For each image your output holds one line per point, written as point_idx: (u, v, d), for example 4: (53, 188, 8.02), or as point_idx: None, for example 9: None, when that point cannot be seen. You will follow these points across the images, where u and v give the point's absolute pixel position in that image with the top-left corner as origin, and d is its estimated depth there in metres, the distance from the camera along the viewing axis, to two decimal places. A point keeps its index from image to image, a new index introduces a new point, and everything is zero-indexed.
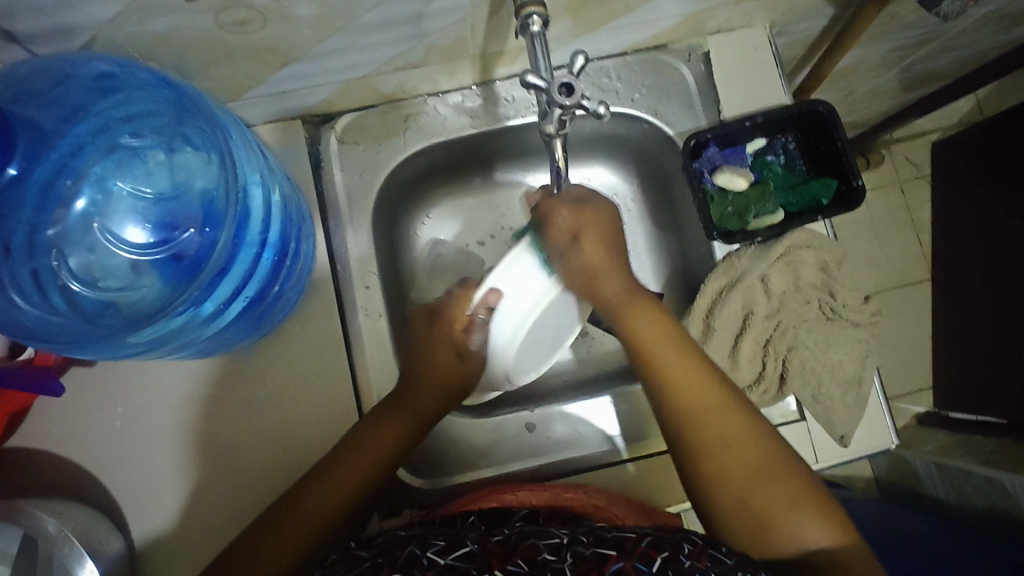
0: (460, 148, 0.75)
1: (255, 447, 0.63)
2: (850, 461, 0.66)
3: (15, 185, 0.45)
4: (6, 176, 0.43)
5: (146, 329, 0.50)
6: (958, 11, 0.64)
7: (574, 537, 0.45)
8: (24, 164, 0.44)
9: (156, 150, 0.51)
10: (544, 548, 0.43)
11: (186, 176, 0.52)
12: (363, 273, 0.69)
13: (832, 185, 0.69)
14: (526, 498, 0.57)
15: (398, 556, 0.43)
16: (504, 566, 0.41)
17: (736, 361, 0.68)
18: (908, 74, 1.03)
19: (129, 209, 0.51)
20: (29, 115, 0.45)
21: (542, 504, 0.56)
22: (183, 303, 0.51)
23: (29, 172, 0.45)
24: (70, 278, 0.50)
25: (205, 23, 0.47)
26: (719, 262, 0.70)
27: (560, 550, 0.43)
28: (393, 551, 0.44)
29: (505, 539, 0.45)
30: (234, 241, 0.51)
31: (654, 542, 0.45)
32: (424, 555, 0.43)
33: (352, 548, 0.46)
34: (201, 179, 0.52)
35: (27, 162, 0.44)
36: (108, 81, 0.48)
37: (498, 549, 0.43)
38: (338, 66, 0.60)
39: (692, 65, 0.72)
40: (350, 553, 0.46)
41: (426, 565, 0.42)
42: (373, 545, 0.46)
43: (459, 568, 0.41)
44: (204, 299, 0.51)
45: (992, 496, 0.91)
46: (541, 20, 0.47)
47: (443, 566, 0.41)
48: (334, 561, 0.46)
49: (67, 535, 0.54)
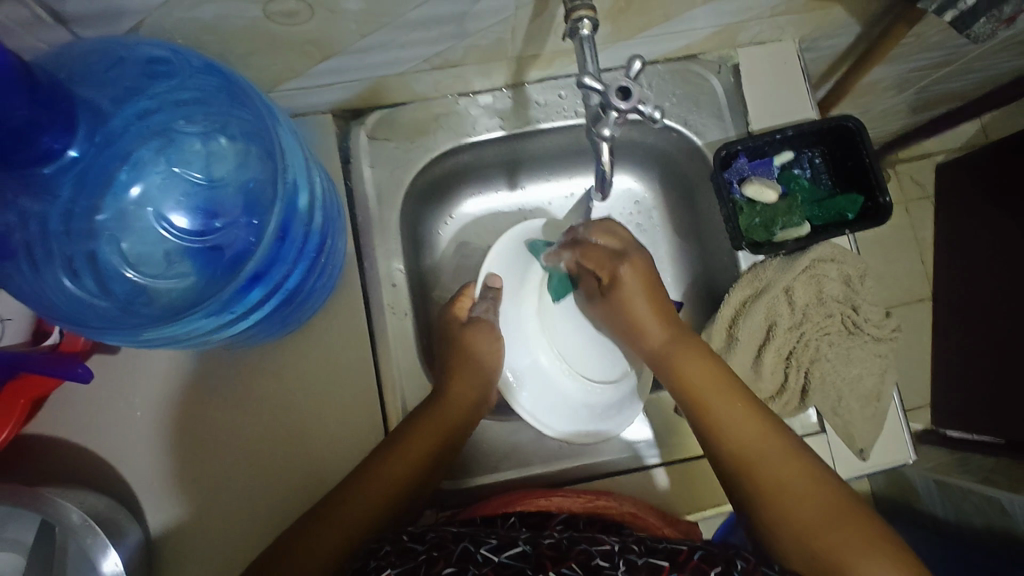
0: (488, 150, 0.75)
1: (279, 441, 0.63)
2: (867, 475, 0.67)
3: (73, 165, 0.46)
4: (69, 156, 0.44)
5: (171, 326, 0.46)
6: (988, 33, 0.65)
7: (624, 545, 0.46)
8: (84, 148, 0.46)
9: (208, 138, 0.51)
10: (596, 553, 0.44)
11: (236, 167, 0.51)
12: (389, 270, 0.69)
13: (858, 200, 0.69)
14: (563, 503, 0.57)
15: (452, 551, 0.44)
16: (558, 571, 0.42)
17: (758, 371, 0.69)
18: (922, 95, 1.04)
19: (179, 196, 0.51)
20: (85, 96, 0.45)
21: (580, 511, 0.57)
22: (216, 304, 0.48)
23: (87, 155, 0.47)
24: (109, 262, 0.49)
25: (255, 12, 0.47)
26: (744, 272, 0.71)
27: (612, 556, 0.44)
28: (447, 545, 0.45)
29: (557, 542, 0.46)
30: (278, 236, 0.50)
31: (707, 555, 0.44)
32: (478, 552, 0.44)
33: (405, 539, 0.46)
34: (252, 171, 0.51)
35: (87, 143, 0.46)
36: (161, 65, 0.47)
37: (551, 551, 0.44)
38: (376, 62, 0.60)
39: (722, 76, 0.73)
40: (404, 544, 0.45)
41: (481, 562, 0.42)
42: (426, 538, 0.46)
43: (513, 567, 0.42)
44: (238, 301, 0.49)
45: (991, 514, 0.92)
46: (591, 24, 0.48)
47: (498, 564, 0.42)
48: (388, 552, 0.45)
49: (91, 525, 0.53)
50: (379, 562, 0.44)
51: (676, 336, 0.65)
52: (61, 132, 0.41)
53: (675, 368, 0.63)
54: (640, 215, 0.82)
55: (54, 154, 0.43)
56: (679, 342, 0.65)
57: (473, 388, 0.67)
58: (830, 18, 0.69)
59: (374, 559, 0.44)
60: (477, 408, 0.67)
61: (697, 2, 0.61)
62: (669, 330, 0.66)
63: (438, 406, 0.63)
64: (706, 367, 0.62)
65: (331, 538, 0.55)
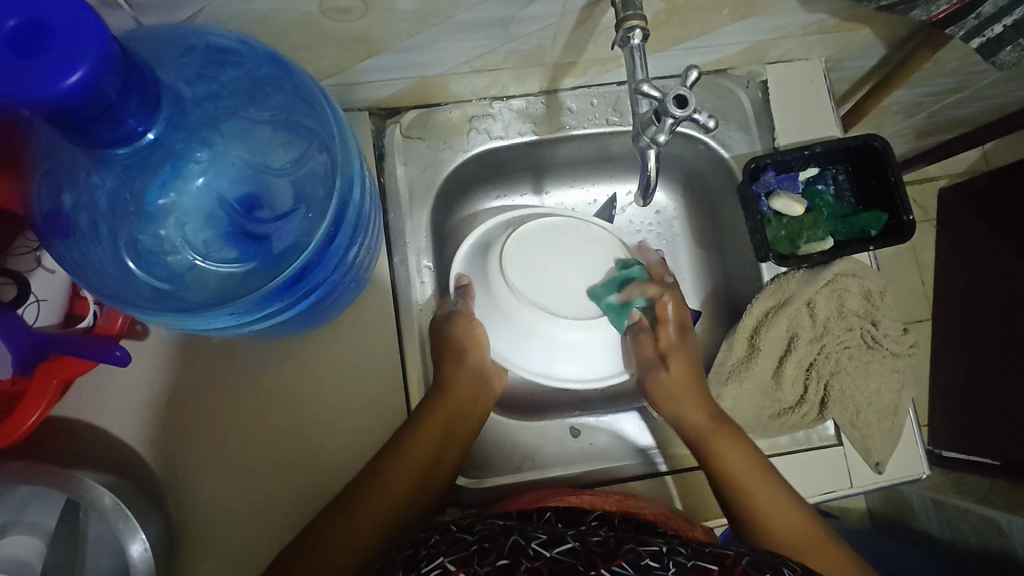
0: (518, 154, 0.76)
1: (305, 436, 0.63)
2: (884, 487, 0.68)
3: (144, 150, 0.42)
4: (143, 141, 0.39)
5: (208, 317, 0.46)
6: (1012, 61, 0.67)
7: (672, 547, 0.47)
8: (161, 131, 0.41)
9: (269, 128, 0.49)
10: (646, 554, 0.45)
11: (295, 160, 0.50)
12: (417, 269, 0.70)
13: (882, 217, 0.71)
14: (595, 501, 0.58)
15: (503, 543, 0.45)
16: (609, 566, 0.43)
17: (778, 381, 0.70)
18: (934, 120, 1.06)
19: (233, 181, 0.49)
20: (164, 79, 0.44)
21: (615, 509, 0.58)
22: (254, 298, 0.48)
23: (162, 138, 0.42)
24: (151, 244, 0.48)
25: (311, 7, 0.48)
26: (767, 283, 0.72)
27: (662, 557, 0.45)
28: (497, 538, 0.46)
29: (603, 540, 0.47)
30: (326, 239, 0.49)
31: (754, 563, 0.46)
32: (529, 546, 0.45)
33: (452, 530, 0.48)
34: (308, 166, 0.50)
35: (166, 126, 0.41)
36: (231, 56, 0.47)
37: (600, 548, 0.45)
38: (418, 62, 0.61)
39: (750, 91, 0.75)
40: (451, 535, 0.47)
41: (533, 556, 0.44)
42: (476, 530, 0.48)
43: (566, 561, 0.43)
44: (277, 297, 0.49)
45: (986, 533, 0.94)
46: (642, 33, 0.49)
47: (550, 558, 0.43)
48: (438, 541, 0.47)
49: (123, 508, 0.52)
50: (430, 550, 0.45)
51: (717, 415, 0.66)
52: (141, 114, 0.37)
53: (714, 453, 0.63)
54: (661, 225, 0.83)
55: (132, 140, 0.38)
56: (718, 421, 0.65)
57: (477, 380, 0.66)
58: (858, 40, 0.70)
59: (425, 548, 0.46)
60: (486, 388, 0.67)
61: (735, 17, 0.62)
62: (710, 411, 0.66)
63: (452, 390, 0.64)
64: (745, 456, 0.62)
65: (358, 525, 0.55)
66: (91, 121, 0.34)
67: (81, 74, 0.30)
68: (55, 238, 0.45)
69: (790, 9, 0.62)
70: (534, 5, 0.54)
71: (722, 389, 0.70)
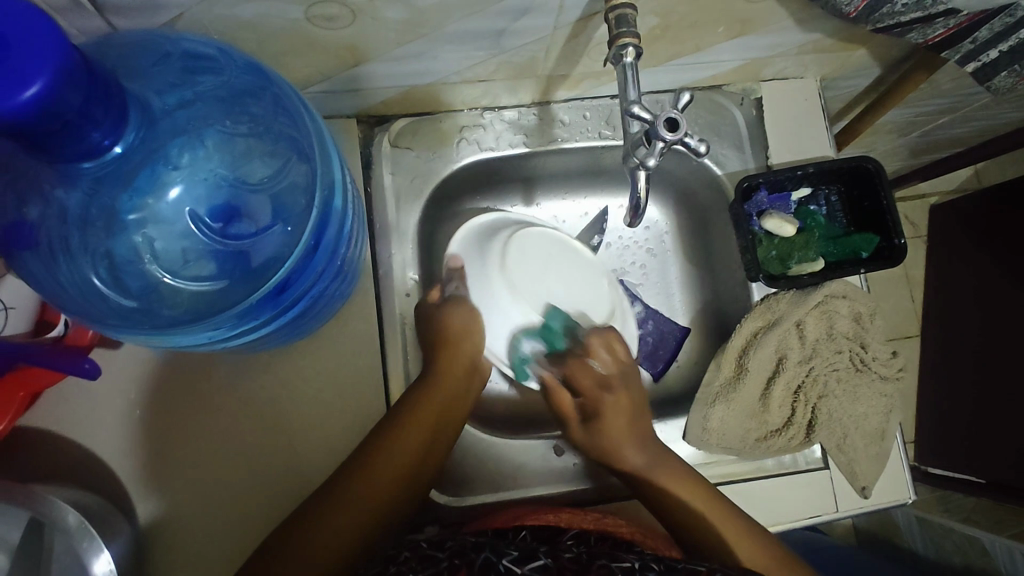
0: (508, 165, 0.74)
1: (280, 450, 0.61)
2: (868, 513, 0.67)
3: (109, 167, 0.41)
4: (109, 155, 0.38)
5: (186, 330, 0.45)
6: (1008, 87, 0.67)
7: (644, 563, 0.48)
8: (129, 146, 0.40)
9: (248, 139, 0.48)
10: (616, 571, 0.46)
11: (274, 172, 0.49)
12: (402, 280, 0.68)
13: (874, 240, 0.70)
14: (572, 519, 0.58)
15: (475, 560, 0.46)
16: None
17: (766, 404, 0.69)
18: (925, 139, 1.06)
19: (210, 193, 0.48)
20: (134, 88, 0.43)
21: (591, 527, 0.57)
22: (234, 312, 0.46)
23: (131, 154, 0.41)
24: (127, 257, 0.47)
25: (296, 14, 0.46)
26: (757, 303, 0.71)
27: None
28: (468, 554, 0.47)
29: (576, 556, 0.48)
30: (312, 247, 0.47)
31: None
32: (500, 562, 0.46)
33: (423, 547, 0.48)
34: (287, 178, 0.49)
35: (134, 138, 0.40)
36: (205, 62, 0.45)
37: (572, 565, 0.46)
38: (407, 71, 0.60)
39: (745, 108, 0.74)
40: (423, 551, 0.47)
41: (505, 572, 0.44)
42: (446, 546, 0.48)
43: None
44: (258, 311, 0.47)
45: (970, 554, 0.93)
46: (635, 52, 0.49)
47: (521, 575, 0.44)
48: (408, 558, 0.47)
49: (87, 527, 0.51)
50: (399, 567, 0.46)
51: (659, 460, 0.63)
52: (106, 127, 0.36)
53: (659, 487, 0.61)
54: (652, 240, 0.82)
55: (98, 154, 0.37)
56: (660, 462, 0.63)
57: (464, 376, 0.66)
58: (853, 60, 0.70)
59: (394, 564, 0.46)
60: (466, 382, 0.66)
61: (730, 35, 0.61)
62: (652, 454, 0.63)
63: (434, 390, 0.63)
64: (695, 491, 0.61)
65: (343, 534, 0.53)
66: (50, 136, 0.33)
67: (37, 87, 0.29)
68: (19, 250, 0.43)
69: (787, 28, 0.61)
70: (527, 18, 0.52)
71: (709, 411, 0.69)
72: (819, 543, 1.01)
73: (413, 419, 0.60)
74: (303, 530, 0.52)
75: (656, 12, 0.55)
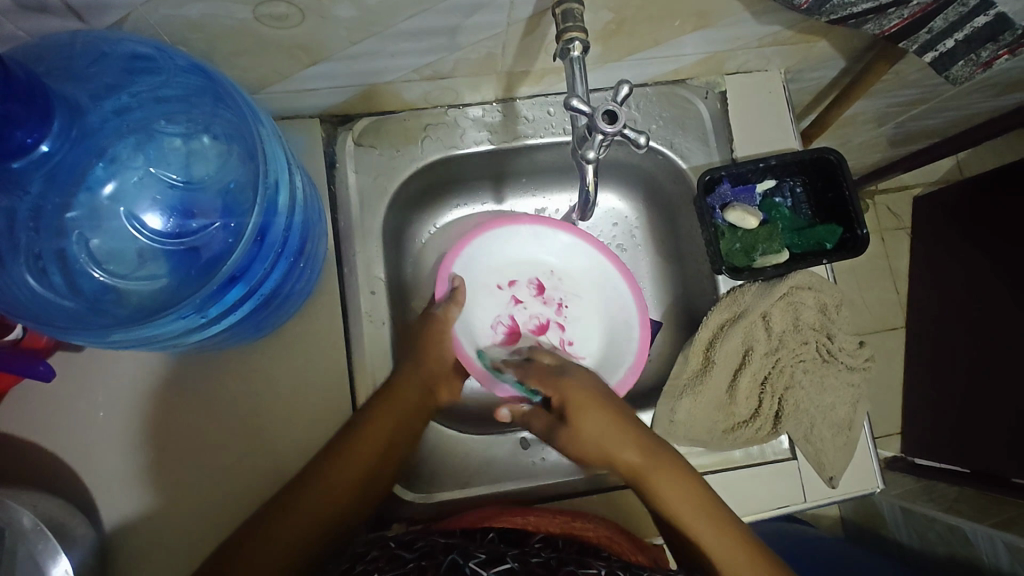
0: (474, 163, 0.74)
1: (245, 450, 0.61)
2: (836, 502, 0.67)
3: (44, 162, 0.43)
4: (36, 152, 0.41)
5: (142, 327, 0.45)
6: (966, 75, 0.68)
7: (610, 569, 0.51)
8: (56, 142, 0.43)
9: (195, 139, 0.49)
10: None
11: (218, 169, 0.50)
12: (369, 278, 0.68)
13: (837, 231, 0.71)
14: (539, 522, 0.59)
15: (443, 560, 0.49)
16: None
17: (733, 395, 0.70)
18: (900, 131, 1.05)
19: (160, 194, 0.49)
20: (65, 91, 0.44)
21: (557, 530, 0.59)
22: (186, 306, 0.47)
23: (59, 150, 0.44)
24: (80, 261, 0.47)
25: (243, 14, 0.46)
26: (722, 295, 0.72)
27: None
28: (437, 555, 0.50)
29: (544, 561, 0.51)
30: (257, 238, 0.49)
31: None
32: (467, 564, 0.49)
33: (391, 546, 0.52)
34: (235, 173, 0.50)
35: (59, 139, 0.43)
36: (144, 61, 0.46)
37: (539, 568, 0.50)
38: (366, 69, 0.60)
39: (709, 102, 0.74)
40: (391, 551, 0.51)
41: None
42: (416, 547, 0.51)
43: None
44: (209, 305, 0.48)
45: (954, 543, 0.92)
46: (581, 46, 0.49)
47: None
48: (377, 557, 0.51)
49: (43, 529, 0.51)
50: (369, 566, 0.49)
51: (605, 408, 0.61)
52: (31, 126, 0.39)
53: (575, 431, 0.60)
54: (621, 234, 0.82)
55: (25, 152, 0.40)
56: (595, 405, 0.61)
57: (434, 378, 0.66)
58: (816, 51, 0.69)
59: (362, 563, 0.50)
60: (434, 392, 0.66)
61: (688, 28, 0.62)
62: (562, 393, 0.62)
63: (400, 385, 0.63)
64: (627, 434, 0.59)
65: (301, 520, 0.54)
66: None
67: None
68: None
69: (745, 20, 0.61)
70: (479, 14, 0.52)
71: (675, 403, 0.69)
72: (801, 534, 1.01)
73: (361, 439, 0.58)
74: (254, 541, 0.52)
75: (609, 8, 0.55)
